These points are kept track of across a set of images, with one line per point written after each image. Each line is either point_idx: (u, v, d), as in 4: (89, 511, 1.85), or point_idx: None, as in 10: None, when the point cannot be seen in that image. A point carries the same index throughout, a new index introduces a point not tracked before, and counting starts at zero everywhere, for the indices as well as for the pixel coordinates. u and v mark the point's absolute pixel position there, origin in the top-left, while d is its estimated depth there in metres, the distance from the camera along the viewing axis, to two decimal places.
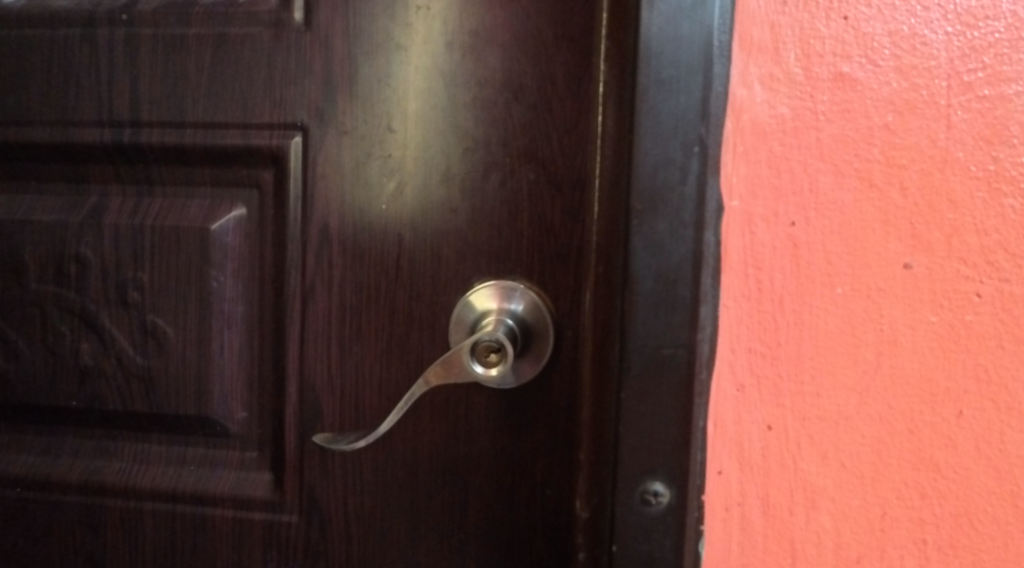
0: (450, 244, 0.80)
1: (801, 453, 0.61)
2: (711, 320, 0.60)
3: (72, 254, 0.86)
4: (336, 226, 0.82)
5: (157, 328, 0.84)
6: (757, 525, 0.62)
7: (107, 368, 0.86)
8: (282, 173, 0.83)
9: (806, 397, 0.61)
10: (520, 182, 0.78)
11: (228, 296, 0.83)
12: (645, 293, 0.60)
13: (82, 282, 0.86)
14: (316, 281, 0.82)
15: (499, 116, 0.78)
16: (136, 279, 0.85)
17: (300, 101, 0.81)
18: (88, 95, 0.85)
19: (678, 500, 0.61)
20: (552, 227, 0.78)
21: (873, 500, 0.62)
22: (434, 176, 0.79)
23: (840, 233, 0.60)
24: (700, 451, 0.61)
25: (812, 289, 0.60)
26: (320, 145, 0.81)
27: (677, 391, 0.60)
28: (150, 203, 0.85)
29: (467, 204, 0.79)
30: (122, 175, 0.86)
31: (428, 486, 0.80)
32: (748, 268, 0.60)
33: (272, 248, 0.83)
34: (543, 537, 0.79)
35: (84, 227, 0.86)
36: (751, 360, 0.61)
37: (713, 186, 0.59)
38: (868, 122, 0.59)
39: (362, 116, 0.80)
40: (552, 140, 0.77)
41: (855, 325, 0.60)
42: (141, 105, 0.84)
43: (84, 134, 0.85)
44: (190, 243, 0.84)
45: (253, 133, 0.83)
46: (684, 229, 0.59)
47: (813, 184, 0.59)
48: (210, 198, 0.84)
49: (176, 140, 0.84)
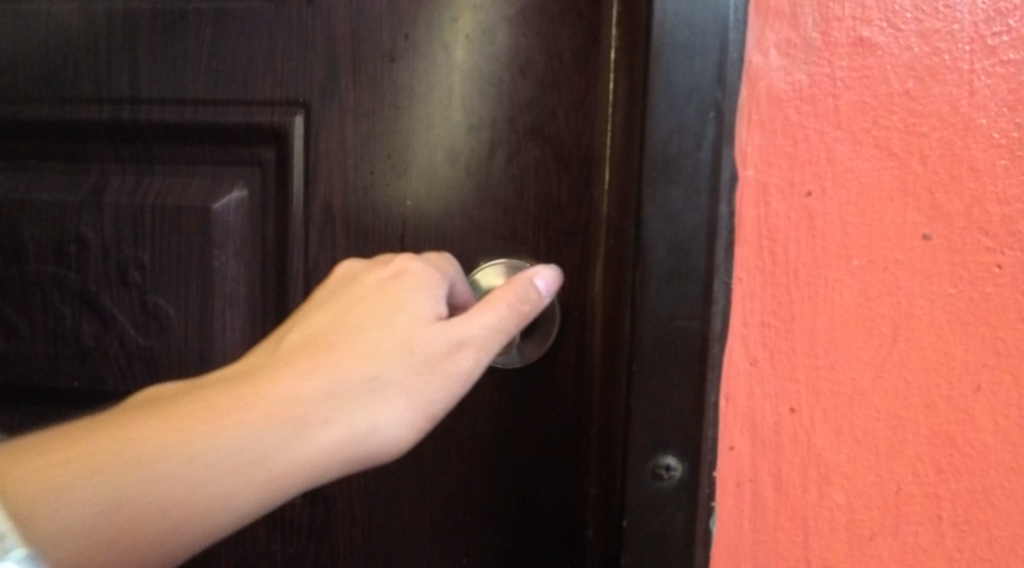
0: (455, 222, 0.79)
1: (814, 429, 0.61)
2: (724, 293, 0.59)
3: (72, 234, 0.87)
4: (339, 205, 0.81)
5: (158, 308, 0.85)
6: (770, 501, 0.61)
7: (108, 349, 0.87)
8: (284, 150, 0.83)
9: (821, 371, 0.60)
10: (526, 159, 0.77)
11: (229, 276, 0.84)
12: (658, 264, 0.58)
13: (83, 262, 0.87)
14: (319, 260, 0.82)
15: (505, 92, 0.76)
16: (137, 259, 0.86)
17: (303, 77, 0.81)
18: (87, 73, 0.86)
19: (690, 475, 0.60)
20: (558, 204, 0.77)
21: (888, 476, 0.61)
22: (438, 153, 0.78)
23: (857, 204, 0.59)
24: (712, 427, 0.60)
25: (828, 262, 0.59)
26: (322, 121, 0.81)
27: (690, 364, 0.59)
28: (150, 182, 0.86)
29: (472, 181, 0.78)
30: (122, 155, 0.87)
31: (432, 468, 0.79)
32: (763, 240, 0.59)
33: (274, 228, 0.84)
34: (548, 525, 0.77)
35: (84, 206, 0.87)
36: (765, 334, 0.60)
37: (728, 154, 0.58)
38: (887, 88, 0.58)
39: (366, 92, 0.79)
40: (559, 116, 0.76)
41: (871, 298, 0.59)
42: (140, 83, 0.84)
43: (83, 112, 0.86)
44: (192, 222, 0.84)
45: (254, 111, 0.82)
46: (699, 197, 0.58)
47: (829, 153, 0.58)
48: (211, 177, 0.85)
49: (175, 118, 0.84)
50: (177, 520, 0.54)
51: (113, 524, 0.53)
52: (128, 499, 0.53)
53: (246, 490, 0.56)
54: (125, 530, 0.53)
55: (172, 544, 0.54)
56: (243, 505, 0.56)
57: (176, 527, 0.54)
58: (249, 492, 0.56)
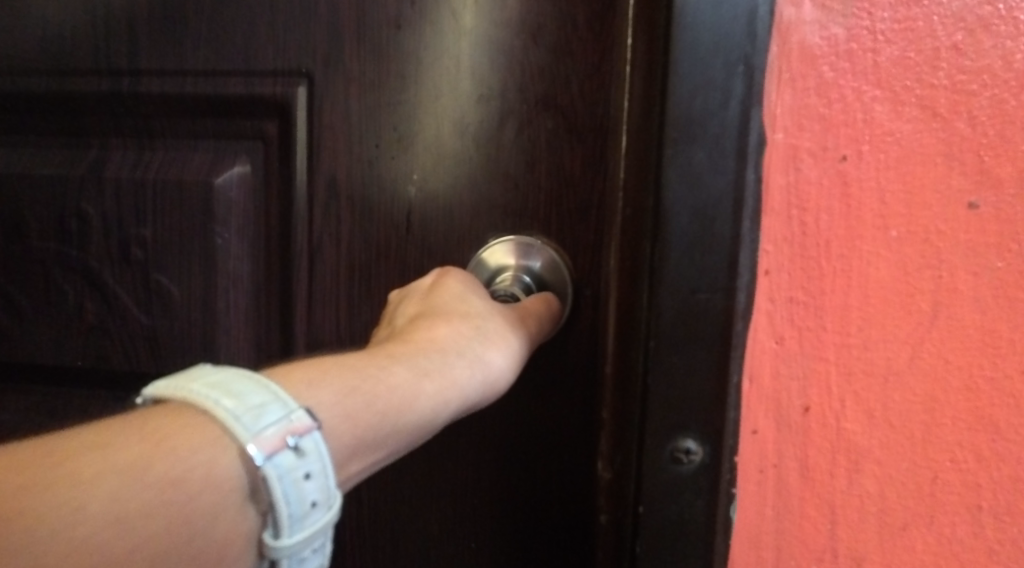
0: (463, 198, 0.75)
1: (844, 412, 0.57)
2: (750, 265, 0.55)
3: (72, 211, 0.84)
4: (344, 178, 0.77)
5: (160, 286, 0.82)
6: (795, 489, 0.58)
7: (111, 327, 0.84)
8: (286, 122, 0.79)
9: (853, 350, 0.56)
10: (539, 130, 0.73)
11: (232, 253, 0.80)
12: (679, 233, 0.55)
13: (85, 239, 0.84)
14: (323, 236, 0.78)
15: (517, 59, 0.72)
16: (139, 236, 0.82)
17: (305, 45, 0.77)
18: (84, 43, 0.82)
19: (711, 459, 0.56)
20: (571, 177, 0.73)
21: (924, 463, 0.57)
22: (446, 124, 0.74)
23: (897, 170, 0.54)
24: (734, 409, 0.56)
25: (863, 233, 0.55)
26: (325, 93, 0.77)
27: (713, 341, 0.55)
28: (151, 158, 0.82)
29: (482, 153, 0.74)
30: (122, 128, 0.83)
31: (439, 456, 0.76)
32: (793, 209, 0.55)
33: (277, 202, 0.80)
34: (559, 517, 0.74)
35: (84, 181, 0.84)
36: (794, 310, 0.56)
37: (757, 115, 0.54)
38: (933, 42, 0.53)
39: (371, 61, 0.75)
40: (574, 84, 0.72)
41: (910, 272, 0.55)
42: (139, 53, 0.81)
43: (81, 84, 0.82)
44: (193, 197, 0.80)
45: (256, 81, 0.79)
46: (725, 160, 0.54)
47: (867, 115, 0.54)
48: (213, 151, 0.81)
49: (176, 90, 0.80)
50: (371, 428, 0.49)
51: (329, 422, 0.47)
52: (341, 397, 0.48)
53: (424, 403, 0.51)
54: (335, 431, 0.47)
55: (350, 462, 0.49)
56: (415, 424, 0.51)
57: (365, 437, 0.49)
58: (426, 408, 0.51)
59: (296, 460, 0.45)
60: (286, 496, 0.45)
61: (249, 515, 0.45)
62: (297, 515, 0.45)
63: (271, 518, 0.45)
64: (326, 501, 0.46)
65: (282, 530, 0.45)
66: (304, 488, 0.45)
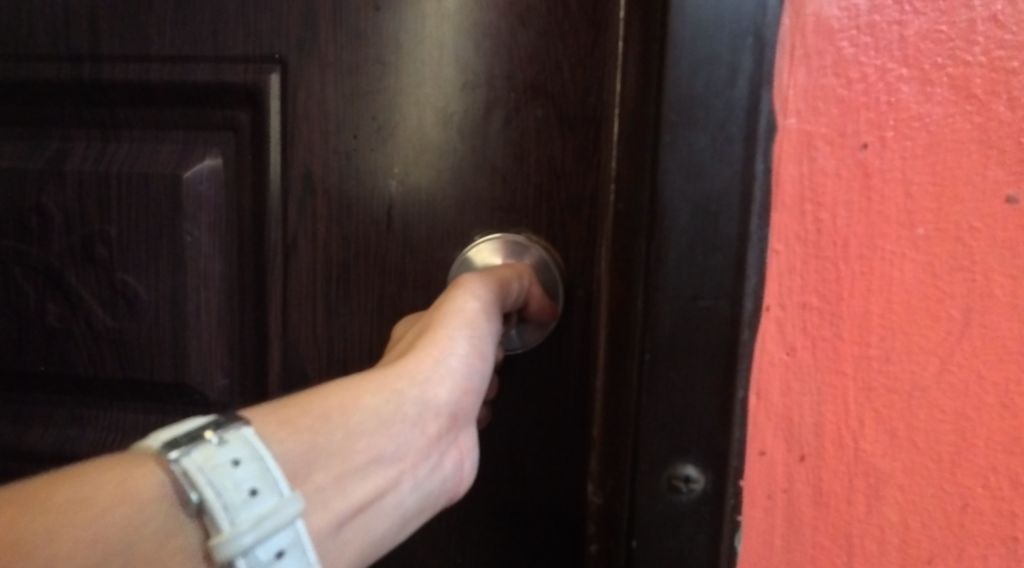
0: (446, 193, 0.68)
1: (863, 432, 0.50)
2: (758, 267, 0.49)
3: (31, 206, 0.77)
4: (320, 171, 0.71)
5: (126, 286, 0.75)
6: (807, 516, 0.52)
7: (75, 330, 0.78)
8: (258, 113, 0.72)
9: (874, 362, 0.50)
10: (527, 120, 0.66)
11: (203, 251, 0.74)
12: (679, 231, 0.49)
13: (44, 237, 0.77)
14: (299, 233, 0.72)
15: (503, 43, 0.66)
16: (103, 233, 0.76)
17: (278, 30, 0.70)
18: (42, 27, 0.75)
19: (713, 487, 0.51)
20: (562, 171, 0.66)
21: (953, 490, 0.51)
22: (429, 115, 0.68)
23: (924, 160, 0.48)
24: (739, 428, 0.50)
25: (886, 231, 0.49)
26: (300, 82, 0.70)
27: (716, 353, 0.49)
28: (116, 150, 0.76)
29: (466, 145, 0.67)
30: (84, 118, 0.76)
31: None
32: (806, 204, 0.49)
33: (250, 197, 0.73)
34: (551, 537, 0.68)
35: (44, 174, 0.77)
36: (806, 317, 0.50)
37: (767, 96, 0.47)
38: (968, 13, 0.47)
39: (348, 47, 0.69)
40: (564, 70, 0.65)
41: (938, 275, 0.49)
42: (101, 38, 0.74)
43: (40, 70, 0.76)
44: (160, 191, 0.74)
45: (225, 69, 0.72)
46: (732, 147, 0.48)
47: (892, 97, 0.48)
48: (182, 143, 0.75)
49: (140, 77, 0.73)
50: (315, 431, 0.50)
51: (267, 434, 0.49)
52: (271, 410, 0.50)
53: (371, 398, 0.52)
54: (276, 441, 0.49)
55: (312, 472, 0.50)
56: (365, 422, 0.52)
57: (314, 441, 0.50)
58: (372, 403, 0.52)
59: (217, 449, 0.46)
60: (217, 487, 0.45)
61: (185, 524, 0.45)
62: (236, 505, 0.45)
63: (210, 517, 0.45)
64: (267, 488, 0.46)
65: (222, 524, 0.45)
66: (236, 475, 0.46)
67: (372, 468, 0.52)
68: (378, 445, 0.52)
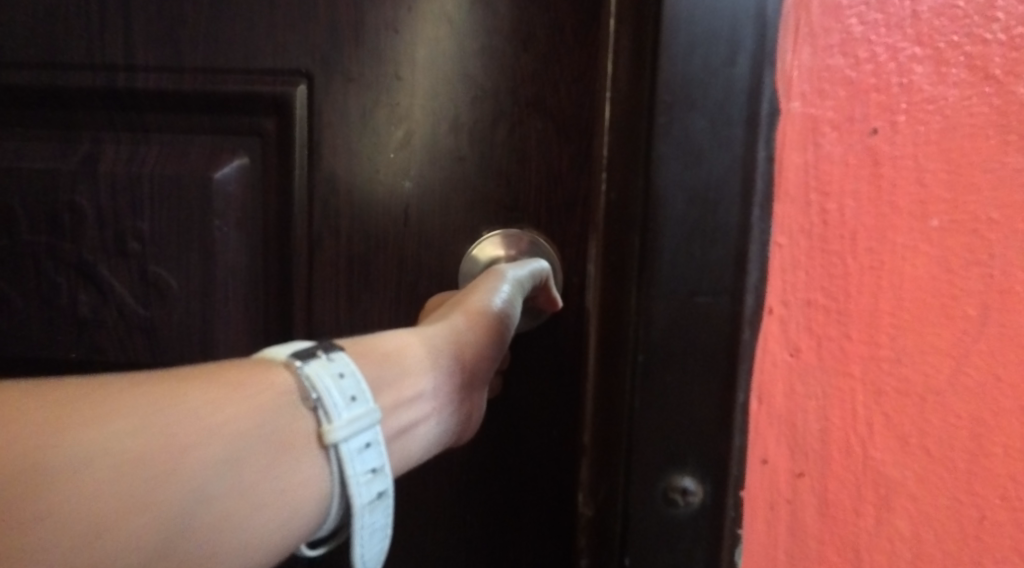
0: (459, 193, 0.68)
1: (871, 439, 0.48)
2: (760, 261, 0.46)
3: (64, 204, 0.74)
4: (343, 178, 0.70)
5: (160, 279, 0.73)
6: (812, 528, 0.49)
7: (106, 321, 0.74)
8: (286, 123, 0.70)
9: (883, 364, 0.47)
10: (529, 132, 0.67)
11: (231, 246, 0.71)
12: (675, 221, 0.46)
13: (78, 232, 0.74)
14: (323, 230, 0.71)
15: (506, 64, 0.66)
16: (136, 229, 0.73)
17: (304, 46, 0.69)
18: (77, 32, 0.72)
19: (712, 498, 0.48)
20: (560, 176, 0.67)
21: (968, 501, 0.48)
22: (443, 124, 0.67)
23: (938, 146, 0.46)
24: (739, 434, 0.47)
25: (897, 223, 0.46)
26: (324, 96, 0.69)
27: (716, 353, 0.47)
28: (147, 151, 0.73)
29: (474, 150, 0.67)
30: (115, 121, 0.73)
31: (431, 469, 0.69)
32: (811, 193, 0.46)
33: (276, 197, 0.72)
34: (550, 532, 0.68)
35: (78, 175, 0.73)
36: (810, 315, 0.47)
37: (769, 78, 0.45)
38: None
39: (369, 63, 0.68)
40: (560, 90, 0.66)
41: (955, 270, 0.46)
42: (135, 44, 0.71)
43: (74, 78, 0.73)
44: (191, 192, 0.71)
45: (254, 80, 0.70)
46: (732, 131, 0.45)
47: (904, 78, 0.45)
48: (210, 146, 0.72)
49: (175, 87, 0.71)
50: (378, 364, 0.51)
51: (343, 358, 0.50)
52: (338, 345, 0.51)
53: (422, 344, 0.54)
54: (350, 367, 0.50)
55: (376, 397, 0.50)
56: (439, 360, 0.54)
57: (378, 372, 0.51)
58: (424, 349, 0.54)
59: (329, 361, 0.47)
60: (328, 391, 0.46)
61: (300, 417, 0.46)
62: (341, 406, 0.46)
63: (320, 413, 0.46)
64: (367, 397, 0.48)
65: (329, 419, 0.46)
66: (345, 384, 0.47)
67: (418, 404, 0.53)
68: (424, 386, 0.53)
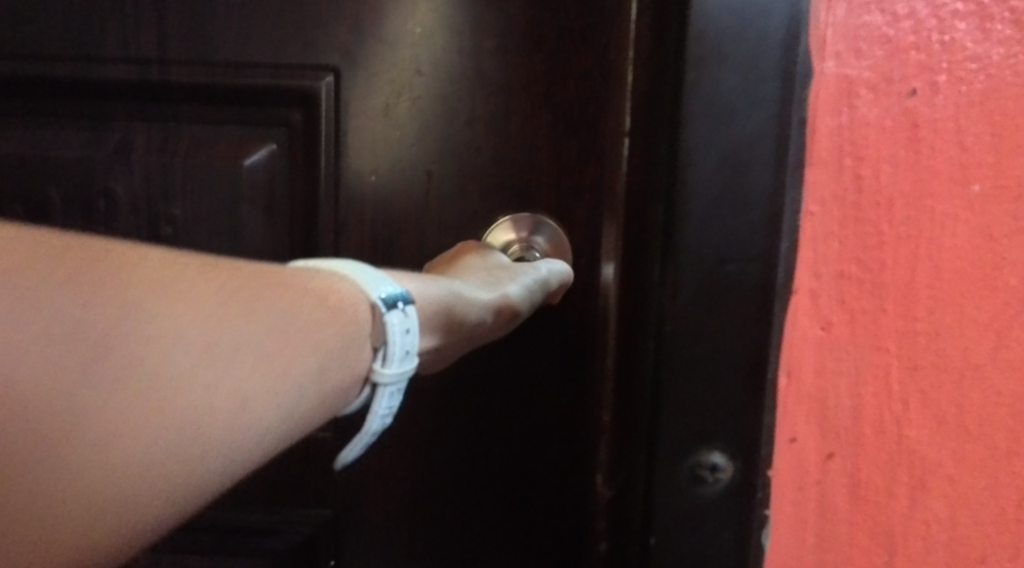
0: (474, 180, 0.73)
1: (907, 416, 0.46)
2: (794, 225, 0.45)
3: (99, 190, 0.75)
4: (369, 170, 0.74)
5: None
6: (843, 511, 0.47)
7: None
8: (312, 112, 0.73)
9: (920, 339, 0.45)
10: (539, 125, 0.72)
11: (257, 234, 0.74)
12: (705, 184, 0.46)
13: (112, 219, 0.75)
14: (350, 215, 0.74)
15: (518, 60, 0.72)
16: (168, 214, 0.75)
17: (333, 42, 0.72)
18: (111, 23, 0.74)
19: (738, 477, 0.47)
20: (568, 164, 0.73)
21: (1009, 481, 0.47)
22: (459, 117, 0.72)
23: (981, 109, 0.44)
24: (768, 411, 0.46)
25: (937, 189, 0.44)
26: (351, 88, 0.73)
27: (745, 324, 0.46)
28: (180, 139, 0.75)
29: (490, 141, 0.73)
30: (147, 111, 0.75)
31: (452, 450, 0.77)
32: (845, 157, 0.44)
33: (303, 183, 0.75)
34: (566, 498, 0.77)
35: (111, 164, 0.75)
36: (842, 287, 0.45)
37: (803, 33, 0.44)
38: None
39: (389, 57, 0.72)
40: (572, 79, 0.72)
41: (996, 238, 0.45)
42: (168, 37, 0.73)
43: (107, 69, 0.74)
44: (224, 180, 0.74)
45: (284, 74, 0.73)
46: (765, 88, 0.45)
47: (945, 37, 0.44)
48: (240, 136, 0.74)
49: (208, 78, 0.73)
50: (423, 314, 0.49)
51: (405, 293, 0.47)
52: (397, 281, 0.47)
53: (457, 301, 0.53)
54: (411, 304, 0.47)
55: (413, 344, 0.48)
56: (443, 318, 0.51)
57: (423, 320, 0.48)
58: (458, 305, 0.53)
59: (408, 315, 0.44)
60: (395, 344, 0.43)
61: (364, 354, 0.43)
62: (395, 358, 0.44)
63: (382, 353, 0.44)
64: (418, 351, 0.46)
65: (379, 367, 0.44)
66: (410, 337, 0.44)
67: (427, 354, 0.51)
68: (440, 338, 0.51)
